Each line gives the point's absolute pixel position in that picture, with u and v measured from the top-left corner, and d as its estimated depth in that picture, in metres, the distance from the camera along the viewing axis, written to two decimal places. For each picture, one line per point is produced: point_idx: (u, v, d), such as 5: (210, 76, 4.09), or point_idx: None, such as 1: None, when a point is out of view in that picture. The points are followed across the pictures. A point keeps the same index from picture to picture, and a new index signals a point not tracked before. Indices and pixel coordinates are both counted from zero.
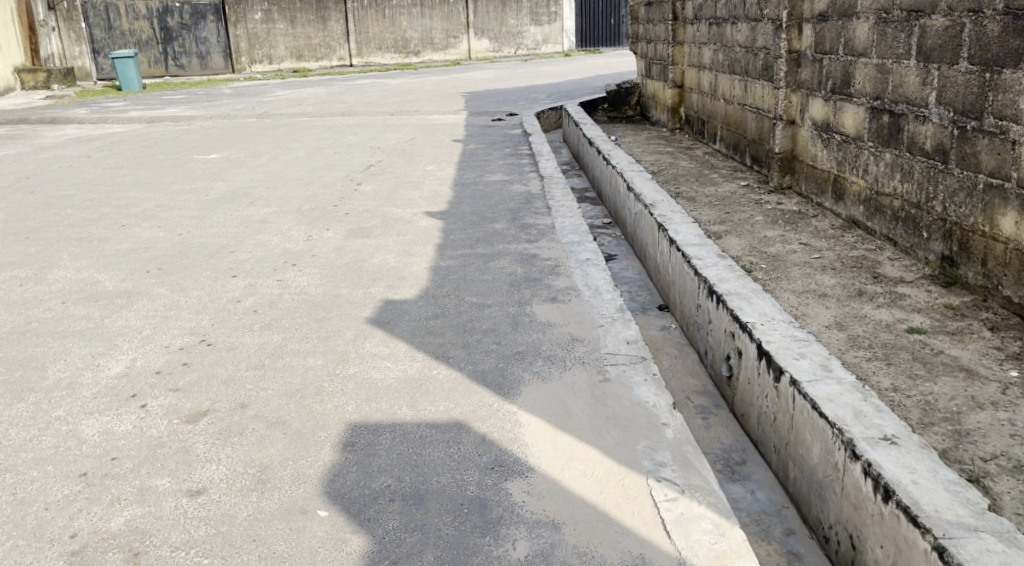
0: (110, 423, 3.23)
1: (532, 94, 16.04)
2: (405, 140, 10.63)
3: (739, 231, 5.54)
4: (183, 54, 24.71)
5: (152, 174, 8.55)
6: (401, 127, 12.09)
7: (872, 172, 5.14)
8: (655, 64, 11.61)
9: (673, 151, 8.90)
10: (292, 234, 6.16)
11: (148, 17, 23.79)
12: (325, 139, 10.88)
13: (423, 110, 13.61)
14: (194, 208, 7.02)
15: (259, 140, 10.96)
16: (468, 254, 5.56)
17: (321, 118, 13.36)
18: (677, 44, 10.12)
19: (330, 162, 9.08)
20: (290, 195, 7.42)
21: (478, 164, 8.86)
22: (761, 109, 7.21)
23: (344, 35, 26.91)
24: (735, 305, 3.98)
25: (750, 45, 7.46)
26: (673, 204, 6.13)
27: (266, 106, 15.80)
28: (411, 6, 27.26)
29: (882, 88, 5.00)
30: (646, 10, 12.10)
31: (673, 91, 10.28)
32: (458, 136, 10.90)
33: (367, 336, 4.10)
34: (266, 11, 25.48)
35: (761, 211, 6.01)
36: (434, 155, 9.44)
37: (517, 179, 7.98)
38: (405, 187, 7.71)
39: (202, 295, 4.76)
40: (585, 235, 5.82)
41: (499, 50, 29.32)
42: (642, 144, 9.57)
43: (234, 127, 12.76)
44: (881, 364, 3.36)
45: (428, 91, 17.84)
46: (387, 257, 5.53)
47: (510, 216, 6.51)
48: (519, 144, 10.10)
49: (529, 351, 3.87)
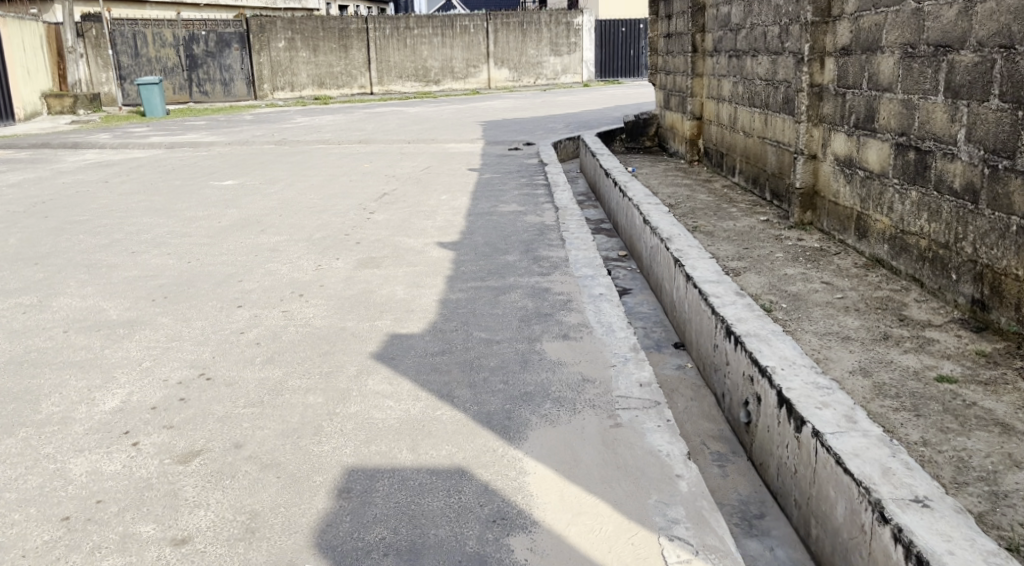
0: (99, 462, 3.09)
1: (551, 124, 15.93)
2: (421, 169, 10.55)
3: (758, 268, 5.37)
4: (206, 80, 24.97)
5: (166, 200, 8.51)
6: (417, 155, 12.05)
7: (898, 210, 4.98)
8: (675, 95, 11.50)
9: (691, 184, 8.76)
10: (301, 263, 6.05)
11: (175, 45, 24.16)
12: (342, 166, 10.84)
13: (440, 139, 13.57)
14: (205, 235, 6.94)
15: (275, 166, 10.93)
16: (479, 287, 5.43)
17: (339, 145, 13.35)
18: (696, 76, 10.03)
19: (345, 190, 9.00)
20: (302, 223, 7.33)
21: (494, 193, 8.75)
22: (782, 142, 7.07)
23: (365, 63, 27.09)
24: (754, 348, 3.82)
25: (771, 77, 7.34)
26: (690, 238, 5.98)
27: (286, 133, 15.83)
28: (432, 35, 27.40)
29: (908, 124, 4.85)
30: (666, 41, 12.02)
31: (692, 123, 10.16)
32: (475, 165, 10.82)
33: (371, 373, 3.95)
34: (289, 39, 25.84)
35: (782, 247, 5.85)
36: (449, 184, 9.34)
37: (532, 209, 7.86)
38: (418, 216, 7.60)
39: (205, 326, 4.65)
40: (599, 269, 5.67)
41: (518, 80, 28.77)
42: (660, 175, 9.43)
43: (252, 153, 12.77)
44: (910, 415, 3.19)
45: (447, 119, 17.79)
46: (396, 289, 5.40)
47: (523, 248, 6.38)
48: (535, 174, 10.00)
49: (537, 392, 3.71)
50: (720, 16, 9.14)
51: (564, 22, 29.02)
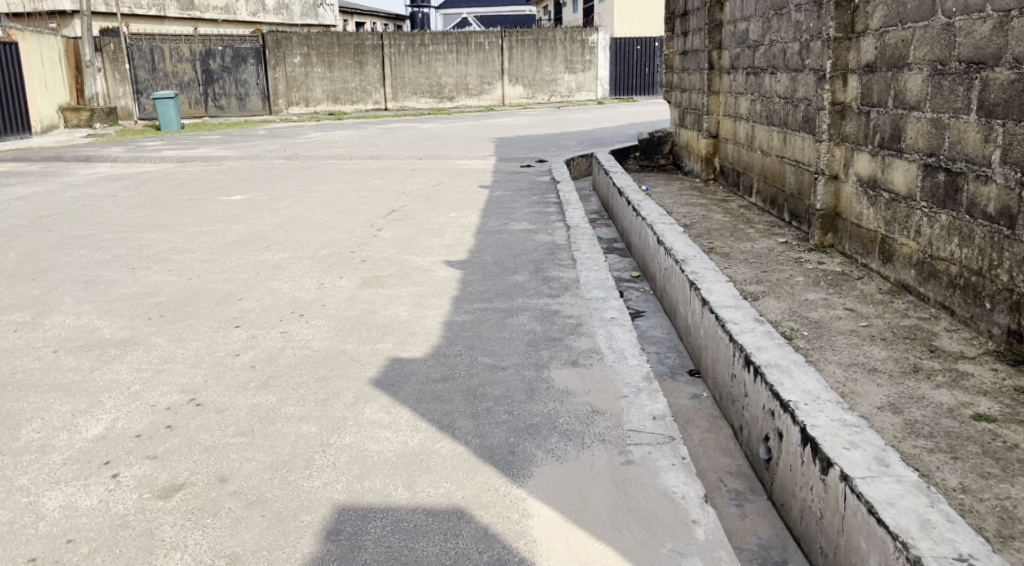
0: (74, 495, 2.90)
1: (564, 141, 15.75)
2: (431, 185, 10.38)
3: (777, 293, 5.14)
4: (222, 95, 25.00)
5: (172, 214, 8.35)
6: (428, 171, 11.89)
7: (926, 234, 4.77)
8: (690, 113, 11.31)
9: (706, 203, 8.56)
10: (304, 282, 5.87)
11: (191, 60, 24.20)
12: (351, 182, 10.67)
13: (452, 155, 13.42)
14: (208, 251, 6.77)
15: (284, 181, 10.78)
16: (486, 308, 5.23)
17: (350, 161, 13.20)
18: (712, 93, 9.85)
19: (353, 206, 8.83)
20: (307, 240, 7.15)
21: (504, 211, 8.56)
22: (801, 161, 6.86)
23: (380, 79, 27.05)
24: (776, 379, 3.60)
25: (791, 95, 7.14)
26: (705, 259, 5.75)
27: (298, 148, 15.71)
28: (447, 52, 27.34)
29: (938, 144, 4.65)
30: (681, 59, 11.85)
31: (708, 141, 9.96)
32: (486, 182, 10.64)
33: (368, 400, 3.75)
34: (305, 55, 25.90)
35: (802, 271, 5.62)
36: (460, 202, 9.16)
37: (543, 228, 7.67)
38: (426, 234, 7.41)
39: (199, 347, 4.46)
40: (611, 291, 5.46)
41: (532, 97, 28.59)
42: (674, 194, 9.22)
43: (262, 168, 12.64)
44: (946, 459, 3.00)
45: (460, 136, 17.64)
46: (400, 309, 5.20)
47: (532, 268, 6.18)
48: (547, 192, 9.81)
49: (544, 423, 3.50)
50: (737, 32, 8.96)
51: (579, 40, 28.80)
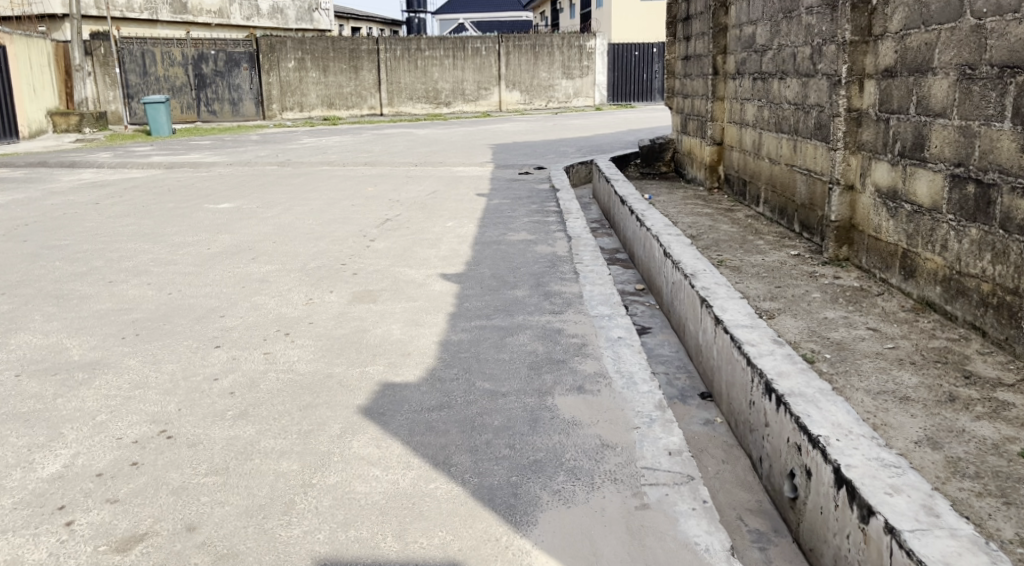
0: (21, 548, 2.58)
1: (563, 147, 15.44)
2: (426, 193, 10.07)
3: (794, 311, 4.84)
4: (214, 100, 24.71)
5: (156, 223, 8.03)
6: (424, 178, 11.58)
7: (953, 249, 4.47)
8: (693, 119, 11.02)
9: (712, 212, 8.26)
10: (291, 297, 5.55)
11: (183, 64, 23.89)
12: (344, 189, 10.36)
13: (448, 162, 13.11)
14: (191, 263, 6.46)
15: (275, 189, 10.47)
16: (484, 326, 4.92)
17: (344, 167, 12.90)
18: (717, 99, 9.56)
19: (345, 215, 8.52)
20: (296, 251, 6.84)
21: (503, 220, 8.25)
22: (813, 170, 6.57)
23: (375, 84, 26.76)
24: (802, 410, 3.29)
25: (802, 101, 6.85)
26: (716, 274, 5.45)
27: (291, 153, 15.40)
28: (443, 57, 27.04)
29: (967, 153, 4.36)
30: (684, 64, 11.56)
31: (712, 149, 9.67)
32: (483, 190, 10.33)
33: (356, 431, 3.44)
34: (299, 60, 25.68)
35: (817, 286, 5.32)
36: (456, 210, 8.85)
37: (543, 238, 7.36)
38: (421, 245, 7.10)
39: (175, 370, 4.14)
40: (616, 308, 5.15)
41: (530, 103, 28.31)
42: (678, 203, 8.92)
43: (253, 174, 12.33)
44: (998, 505, 2.70)
45: (456, 142, 17.34)
46: (392, 328, 4.89)
47: (533, 282, 5.87)
48: (546, 200, 9.52)
49: (549, 459, 3.19)
50: (743, 36, 8.67)
51: (577, 45, 28.46)
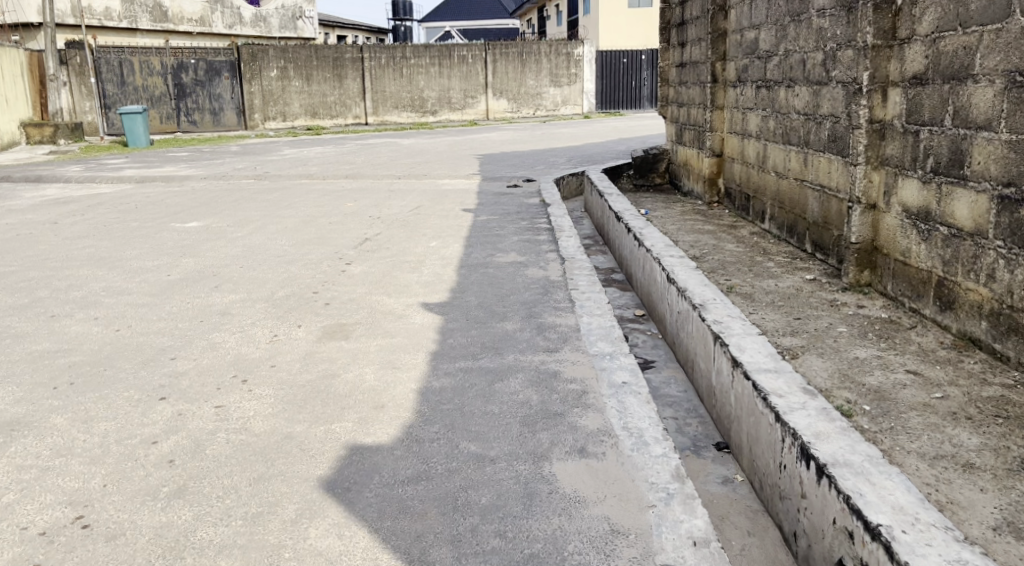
0: None
1: (552, 158, 14.89)
2: (409, 208, 9.51)
3: (819, 348, 4.29)
4: (195, 110, 24.10)
5: (115, 245, 7.43)
6: (407, 192, 11.01)
7: (1003, 280, 3.94)
8: (689, 128, 10.51)
9: (714, 229, 7.73)
10: (254, 334, 4.96)
11: (162, 73, 23.32)
12: (323, 205, 9.78)
13: (433, 174, 12.54)
14: (147, 292, 5.86)
15: (249, 205, 9.88)
16: (470, 368, 4.34)
17: (324, 180, 12.32)
18: (716, 108, 9.03)
19: (321, 234, 7.93)
20: (264, 277, 6.26)
21: (491, 239, 7.68)
22: (828, 186, 6.04)
23: (360, 93, 26.18)
24: (852, 487, 2.74)
25: (813, 110, 6.32)
26: (728, 304, 4.90)
27: (270, 166, 14.83)
28: (429, 65, 26.50)
29: (1019, 172, 3.85)
30: (679, 71, 11.05)
31: (712, 161, 9.14)
32: (469, 205, 9.77)
33: (316, 515, 2.87)
34: (282, 68, 25.09)
35: (841, 318, 4.78)
36: (441, 228, 8.28)
37: (534, 260, 6.80)
38: (401, 269, 6.52)
39: (108, 431, 3.54)
40: (619, 345, 4.59)
41: (517, 111, 27.76)
42: (677, 219, 8.37)
43: (228, 189, 11.73)
44: None
45: (442, 152, 16.77)
46: (365, 371, 4.30)
47: (524, 313, 5.29)
48: (537, 216, 8.96)
49: (548, 554, 2.63)
50: (745, 42, 8.14)
51: (564, 52, 27.84)
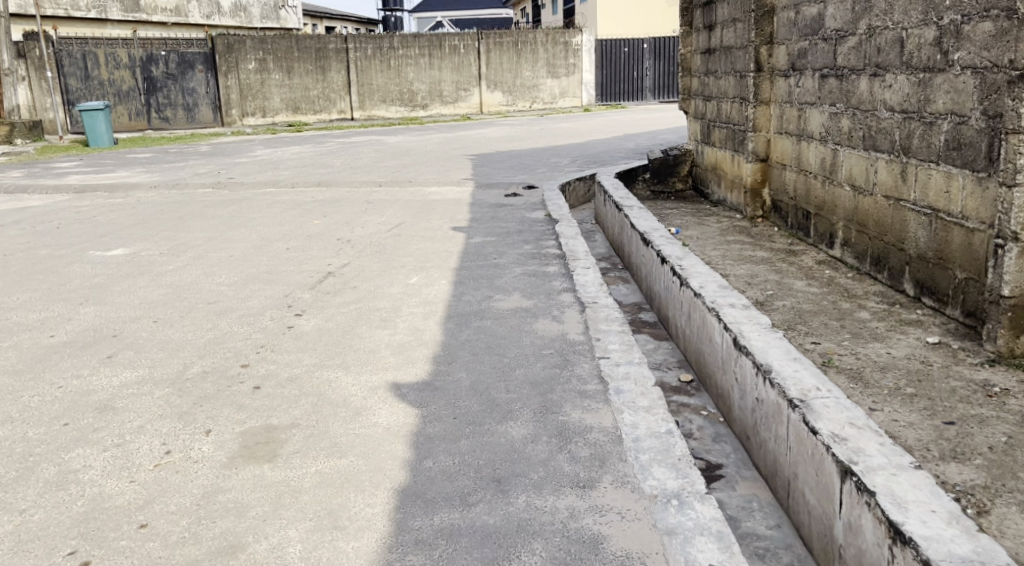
0: None
1: (554, 159, 13.26)
2: (388, 226, 7.89)
3: (1016, 494, 2.68)
4: (166, 105, 22.45)
5: (4, 286, 5.81)
6: (389, 203, 9.40)
7: None
8: (722, 127, 8.91)
9: (770, 258, 6.14)
10: (136, 446, 3.35)
11: (130, 66, 21.65)
12: (286, 223, 8.16)
13: (419, 180, 10.91)
14: (10, 367, 4.23)
15: (197, 223, 8.25)
16: (457, 527, 2.73)
17: (294, 188, 10.68)
18: (760, 102, 7.41)
19: (273, 267, 6.32)
20: (179, 338, 4.65)
21: (487, 274, 6.07)
22: (948, 211, 4.43)
23: (345, 86, 24.40)
24: None
25: (919, 106, 4.72)
26: (844, 400, 3.28)
27: (236, 170, 13.18)
28: (418, 55, 24.66)
29: None
30: (709, 59, 9.44)
31: (756, 166, 7.53)
32: (460, 221, 8.17)
33: None
34: (260, 60, 23.37)
35: (1019, 424, 3.15)
36: (424, 256, 6.66)
37: (545, 307, 5.20)
38: (368, 324, 4.90)
39: None
40: (687, 477, 2.98)
41: (513, 104, 26.00)
42: (717, 242, 6.76)
43: (179, 200, 10.10)
44: None
45: (432, 152, 15.10)
46: (287, 535, 2.70)
47: (535, 405, 3.69)
48: (542, 236, 7.37)
49: None
50: (804, 19, 6.53)
51: (562, 42, 26.07)
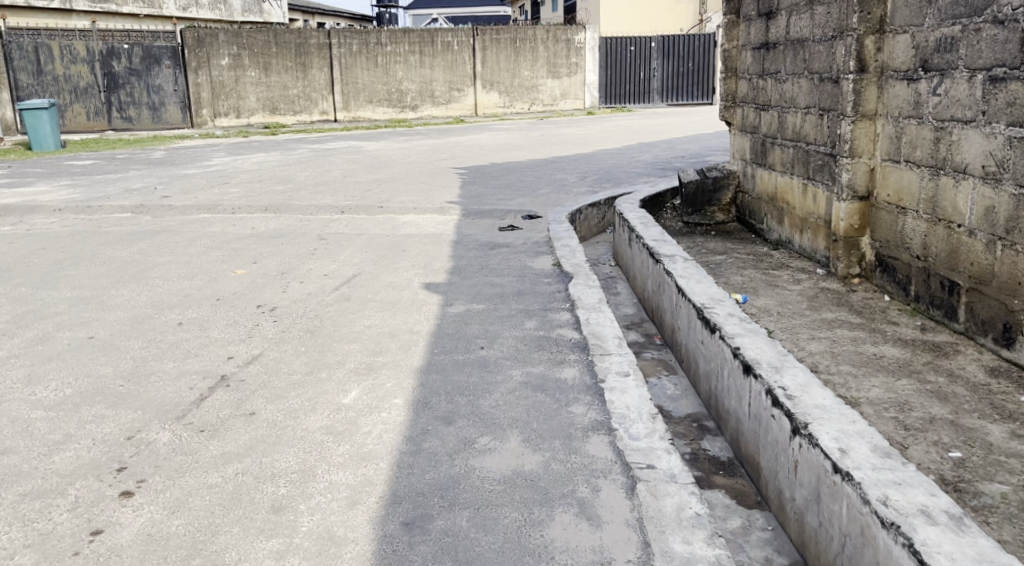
0: None
1: (559, 175, 11.02)
2: (336, 282, 5.68)
3: None
4: (128, 103, 20.24)
5: None
6: (349, 240, 7.19)
7: None
8: (790, 145, 6.76)
9: (910, 360, 3.97)
10: None
11: (89, 61, 19.55)
12: (198, 272, 5.95)
13: (394, 204, 8.70)
14: None
15: (78, 269, 6.03)
16: None
17: (234, 214, 8.45)
18: (862, 116, 5.25)
19: (142, 364, 4.11)
20: None
21: (467, 387, 3.86)
22: None
23: (328, 85, 22.02)
24: None
25: None
26: None
27: (179, 184, 10.94)
28: (408, 53, 22.39)
29: None
30: (768, 55, 7.27)
31: (856, 206, 5.37)
32: (438, 272, 5.98)
33: None
34: (235, 55, 21.07)
35: None
36: (376, 344, 4.45)
37: (565, 477, 3.00)
38: (242, 523, 2.70)
39: None
40: None
41: (510, 106, 23.71)
42: (811, 326, 4.58)
43: (82, 227, 7.88)
44: None
45: (415, 164, 12.84)
46: None
47: None
48: (551, 304, 5.17)
49: None
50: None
51: (563, 39, 23.77)
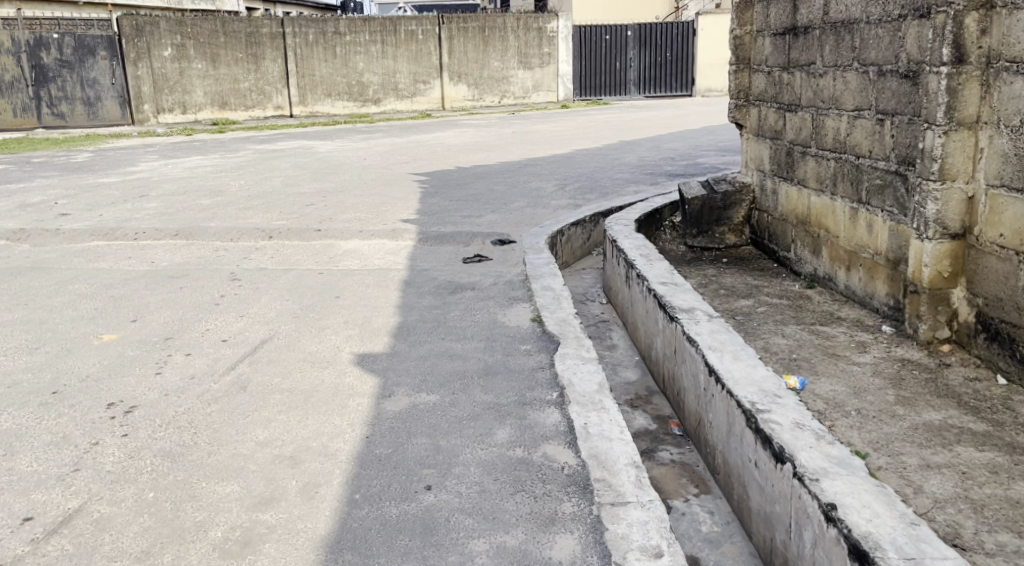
0: None
1: (536, 183, 9.49)
2: (236, 356, 4.13)
3: None
4: (59, 99, 18.38)
5: None
6: (271, 279, 5.63)
7: None
8: (831, 156, 5.29)
9: None
10: None
11: (14, 53, 17.66)
12: (47, 339, 4.36)
13: (336, 226, 7.13)
14: None
15: None
16: None
17: (137, 241, 6.84)
18: (960, 124, 3.77)
19: None
20: None
21: None
22: None
23: (282, 78, 20.26)
24: None
25: None
26: None
27: (89, 197, 9.26)
28: (370, 42, 20.66)
29: None
30: (797, 42, 5.78)
31: (948, 246, 3.91)
32: (379, 334, 4.44)
33: None
34: (179, 46, 19.22)
35: None
36: (268, 482, 2.92)
37: None
38: None
39: None
40: None
41: (480, 99, 22.09)
42: (917, 439, 3.11)
43: None
44: None
45: (372, 168, 11.24)
46: None
47: None
48: (532, 392, 3.67)
49: None
50: None
51: (535, 28, 22.16)
